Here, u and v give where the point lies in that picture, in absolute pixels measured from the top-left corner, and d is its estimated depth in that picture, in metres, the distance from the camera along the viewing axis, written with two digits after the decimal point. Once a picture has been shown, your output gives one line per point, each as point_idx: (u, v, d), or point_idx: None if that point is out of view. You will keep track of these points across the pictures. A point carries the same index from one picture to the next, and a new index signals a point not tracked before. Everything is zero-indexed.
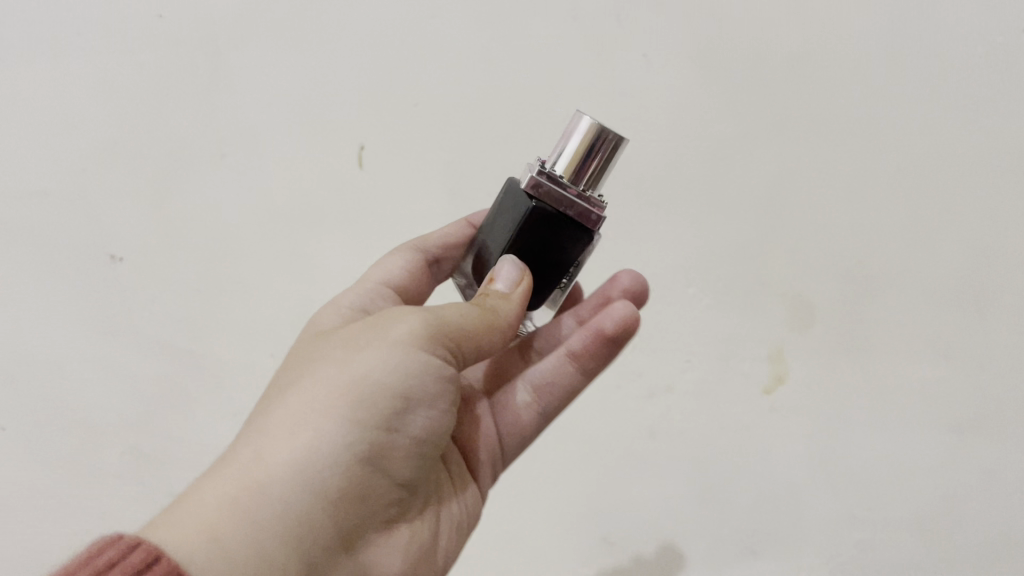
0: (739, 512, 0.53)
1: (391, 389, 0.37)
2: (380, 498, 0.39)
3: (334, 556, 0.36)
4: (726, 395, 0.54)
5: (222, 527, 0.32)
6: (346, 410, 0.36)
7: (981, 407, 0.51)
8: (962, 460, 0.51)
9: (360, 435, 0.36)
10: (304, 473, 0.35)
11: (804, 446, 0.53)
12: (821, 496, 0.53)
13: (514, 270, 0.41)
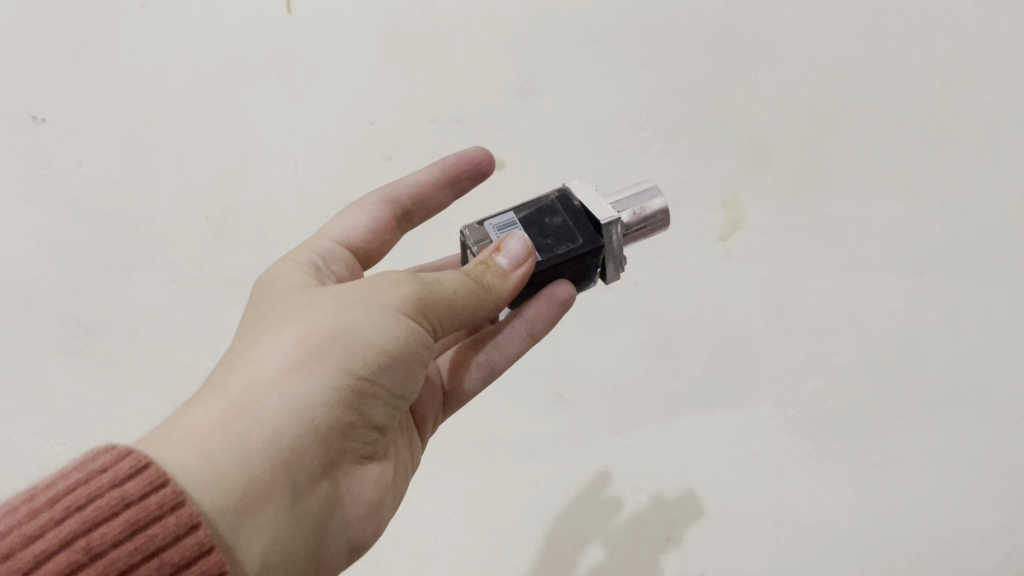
0: (694, 362, 0.52)
1: (380, 345, 0.29)
2: (362, 433, 0.31)
3: (319, 495, 0.30)
4: (676, 236, 0.53)
5: (227, 453, 0.26)
6: (333, 356, 0.29)
7: (911, 239, 0.51)
8: (921, 301, 0.51)
9: (344, 379, 0.29)
10: (287, 410, 0.28)
11: (756, 290, 0.52)
12: (776, 341, 0.51)
13: (518, 250, 0.33)
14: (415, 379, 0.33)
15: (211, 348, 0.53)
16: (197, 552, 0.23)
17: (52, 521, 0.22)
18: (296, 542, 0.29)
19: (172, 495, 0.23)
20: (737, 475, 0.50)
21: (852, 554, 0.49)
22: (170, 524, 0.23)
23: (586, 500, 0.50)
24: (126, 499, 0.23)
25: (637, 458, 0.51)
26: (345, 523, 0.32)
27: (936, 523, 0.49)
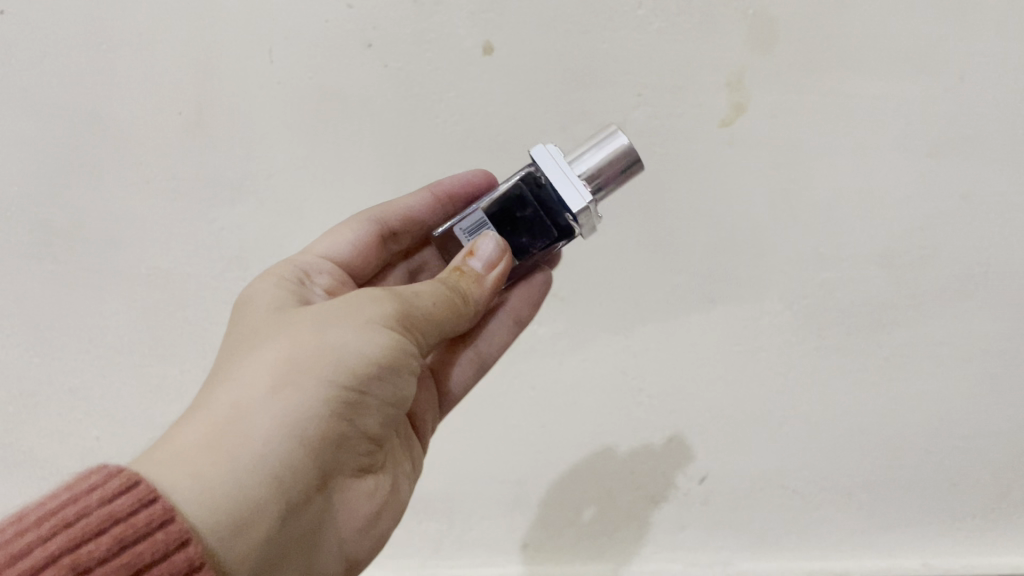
0: (697, 256, 0.50)
1: (366, 358, 0.31)
2: (351, 446, 0.33)
3: (307, 509, 0.31)
4: (678, 122, 0.49)
5: (222, 470, 0.27)
6: (320, 373, 0.30)
7: (937, 118, 0.47)
8: (940, 187, 0.47)
9: (332, 394, 0.30)
10: (276, 430, 0.29)
11: (763, 177, 0.49)
12: (784, 231, 0.49)
13: (492, 250, 0.37)
14: (403, 392, 0.34)
15: (207, 249, 0.52)
16: (186, 568, 0.24)
17: (41, 539, 0.23)
18: (285, 556, 0.30)
19: (159, 512, 0.24)
20: (737, 375, 0.51)
21: (851, 448, 0.50)
22: (159, 540, 0.24)
23: (588, 404, 0.52)
24: (113, 517, 0.24)
25: (637, 360, 0.52)
26: (332, 535, 0.33)
27: (935, 415, 0.50)
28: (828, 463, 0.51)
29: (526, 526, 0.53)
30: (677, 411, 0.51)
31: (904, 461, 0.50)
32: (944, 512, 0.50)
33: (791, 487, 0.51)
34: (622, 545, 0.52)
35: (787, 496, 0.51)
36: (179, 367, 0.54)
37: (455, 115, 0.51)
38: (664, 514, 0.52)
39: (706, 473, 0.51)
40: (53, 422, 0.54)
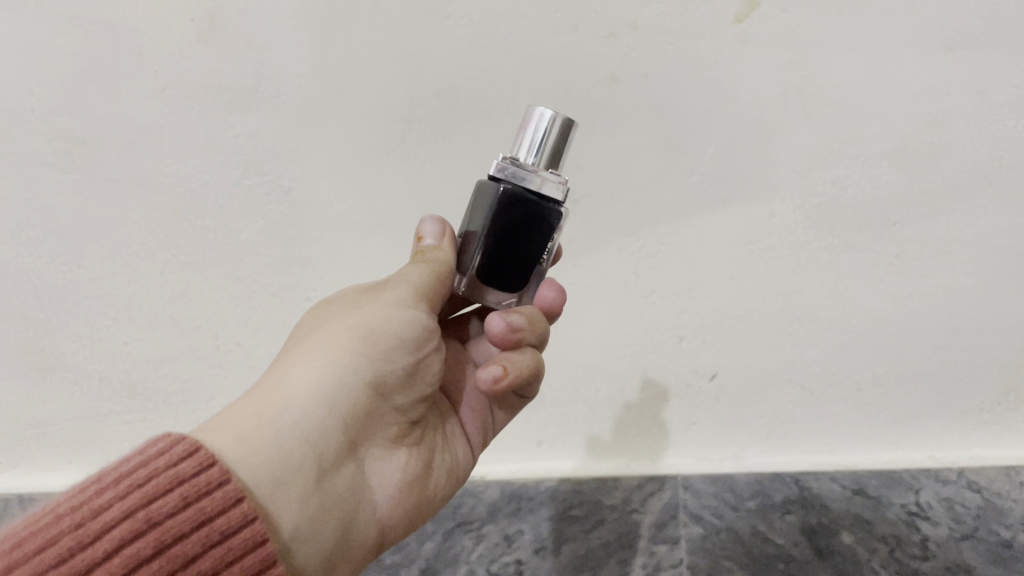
0: (709, 156, 0.50)
1: (384, 330, 0.36)
2: (384, 421, 0.37)
3: (342, 480, 0.35)
4: (690, 17, 0.48)
5: (257, 435, 0.32)
6: (347, 348, 0.35)
7: (948, 9, 0.46)
8: (953, 81, 0.47)
9: (358, 365, 0.35)
10: (307, 402, 0.34)
11: (776, 72, 0.48)
12: (795, 130, 0.49)
13: (436, 227, 0.39)
14: (430, 369, 0.39)
15: (225, 157, 0.53)
16: (244, 521, 0.28)
17: (119, 496, 0.27)
18: (328, 517, 0.34)
19: (218, 474, 0.29)
20: (747, 274, 0.51)
21: (860, 343, 0.51)
22: (219, 497, 0.28)
23: (600, 305, 0.53)
24: (179, 478, 0.28)
25: (649, 261, 0.52)
26: (372, 509, 0.37)
27: (942, 307, 0.50)
28: (837, 359, 0.52)
29: (539, 423, 0.56)
30: (688, 310, 0.52)
31: (912, 357, 0.51)
32: (953, 407, 0.51)
33: (800, 383, 0.52)
34: (634, 442, 0.55)
35: (795, 392, 0.52)
36: (201, 274, 0.55)
37: (465, 16, 0.49)
38: (675, 410, 0.54)
39: (717, 369, 0.53)
40: (80, 328, 0.56)
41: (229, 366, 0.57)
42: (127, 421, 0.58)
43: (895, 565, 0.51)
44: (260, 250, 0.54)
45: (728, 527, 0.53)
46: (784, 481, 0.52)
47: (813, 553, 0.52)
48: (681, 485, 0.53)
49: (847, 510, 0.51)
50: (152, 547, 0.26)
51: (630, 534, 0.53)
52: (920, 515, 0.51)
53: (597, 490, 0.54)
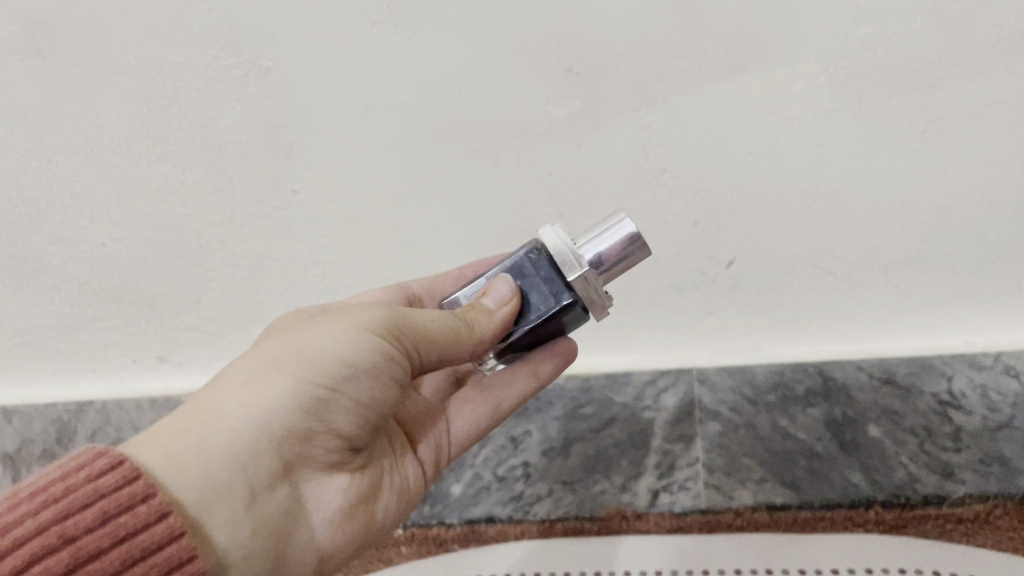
0: (724, 18, 0.45)
1: (342, 358, 0.35)
2: (329, 446, 0.36)
3: (277, 503, 0.35)
4: None
5: (192, 453, 0.32)
6: (298, 373, 0.34)
7: None
8: None
9: (307, 390, 0.34)
10: (254, 429, 0.33)
11: None
12: None
13: (506, 291, 0.36)
14: (387, 397, 0.37)
15: (196, 38, 0.48)
16: (168, 537, 0.29)
17: (33, 512, 0.28)
18: (258, 541, 0.34)
19: (141, 488, 0.30)
20: (767, 147, 0.47)
21: (889, 222, 0.47)
22: (141, 512, 0.29)
23: (610, 190, 0.49)
24: (99, 492, 0.29)
25: (660, 137, 0.47)
26: (309, 533, 0.37)
27: (980, 180, 0.46)
28: (864, 239, 0.48)
29: None
30: (704, 191, 0.48)
31: (947, 237, 0.47)
32: (990, 287, 0.47)
33: (826, 267, 0.48)
34: (648, 336, 0.53)
35: (819, 277, 0.49)
36: (178, 167, 0.51)
37: None
38: (688, 300, 0.51)
39: (735, 256, 0.49)
40: (55, 230, 0.53)
41: (213, 267, 0.53)
42: (111, 328, 0.55)
43: (926, 458, 0.47)
44: (240, 142, 0.50)
45: (746, 422, 0.50)
46: (807, 372, 0.50)
47: (837, 448, 0.48)
48: (697, 380, 0.51)
49: (876, 402, 0.48)
50: (65, 561, 0.28)
51: (641, 431, 0.51)
52: (952, 404, 0.48)
53: (606, 388, 0.53)
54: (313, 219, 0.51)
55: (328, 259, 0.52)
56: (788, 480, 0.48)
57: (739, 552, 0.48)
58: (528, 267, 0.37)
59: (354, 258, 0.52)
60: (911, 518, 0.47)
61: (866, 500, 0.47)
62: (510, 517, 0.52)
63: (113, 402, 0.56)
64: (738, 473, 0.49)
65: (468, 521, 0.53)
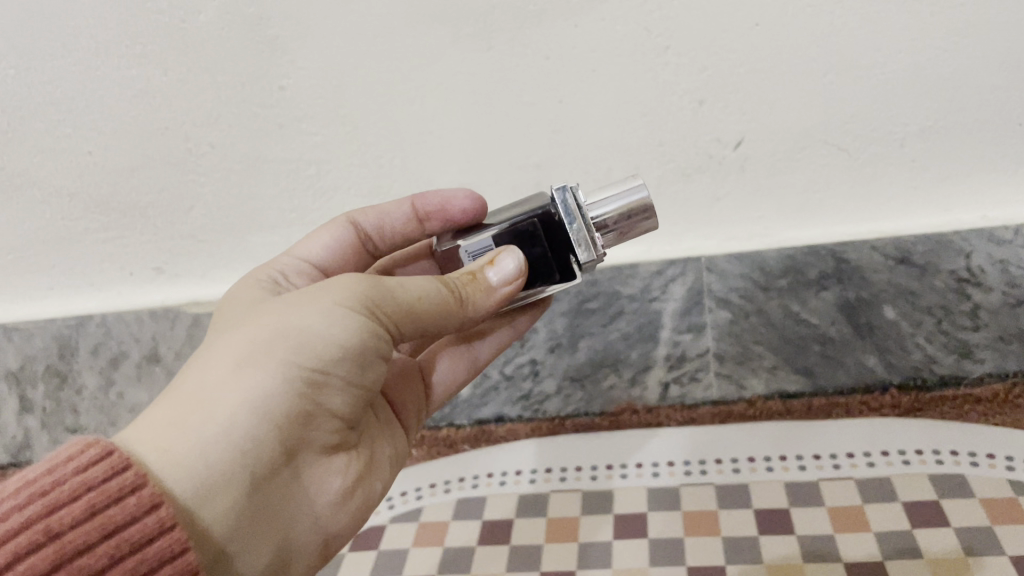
0: None
1: (337, 340, 0.32)
2: (324, 428, 0.34)
3: (277, 490, 0.32)
4: None
5: (186, 444, 0.29)
6: (289, 357, 0.31)
7: None
8: None
9: (302, 374, 0.31)
10: (251, 416, 0.30)
11: None
12: None
13: (511, 268, 0.35)
14: (376, 372, 0.35)
15: None
16: (158, 531, 0.27)
17: (16, 506, 0.25)
18: (260, 531, 0.32)
19: (131, 479, 0.27)
20: (778, 16, 0.42)
21: (907, 92, 0.44)
22: (131, 504, 0.26)
23: (610, 73, 0.45)
24: (87, 485, 0.26)
25: (662, 11, 0.43)
26: (312, 516, 0.34)
27: (1008, 41, 0.41)
28: (884, 114, 0.44)
29: None
30: (710, 69, 0.44)
31: (967, 105, 0.44)
32: (1011, 159, 0.45)
33: (838, 146, 0.46)
34: (658, 223, 0.50)
35: (833, 154, 0.46)
36: (145, 68, 0.47)
37: None
38: (695, 187, 0.48)
39: (743, 137, 0.46)
40: (33, 139, 0.50)
41: (205, 172, 0.51)
42: (106, 240, 0.54)
43: (942, 339, 0.47)
44: (207, 38, 0.46)
45: (758, 311, 0.49)
46: (820, 255, 0.48)
47: (852, 332, 0.48)
48: (705, 268, 0.49)
49: (890, 282, 0.47)
50: (50, 560, 0.25)
51: (650, 324, 0.51)
52: (971, 281, 0.46)
53: (612, 280, 0.51)
54: (304, 118, 0.48)
55: (321, 158, 0.50)
56: (801, 366, 0.49)
57: (748, 443, 0.50)
58: (540, 232, 0.36)
59: (347, 156, 0.50)
60: (926, 402, 0.48)
61: (881, 383, 0.48)
62: (520, 416, 0.54)
63: (113, 315, 0.55)
64: (750, 362, 0.50)
65: (477, 422, 0.54)
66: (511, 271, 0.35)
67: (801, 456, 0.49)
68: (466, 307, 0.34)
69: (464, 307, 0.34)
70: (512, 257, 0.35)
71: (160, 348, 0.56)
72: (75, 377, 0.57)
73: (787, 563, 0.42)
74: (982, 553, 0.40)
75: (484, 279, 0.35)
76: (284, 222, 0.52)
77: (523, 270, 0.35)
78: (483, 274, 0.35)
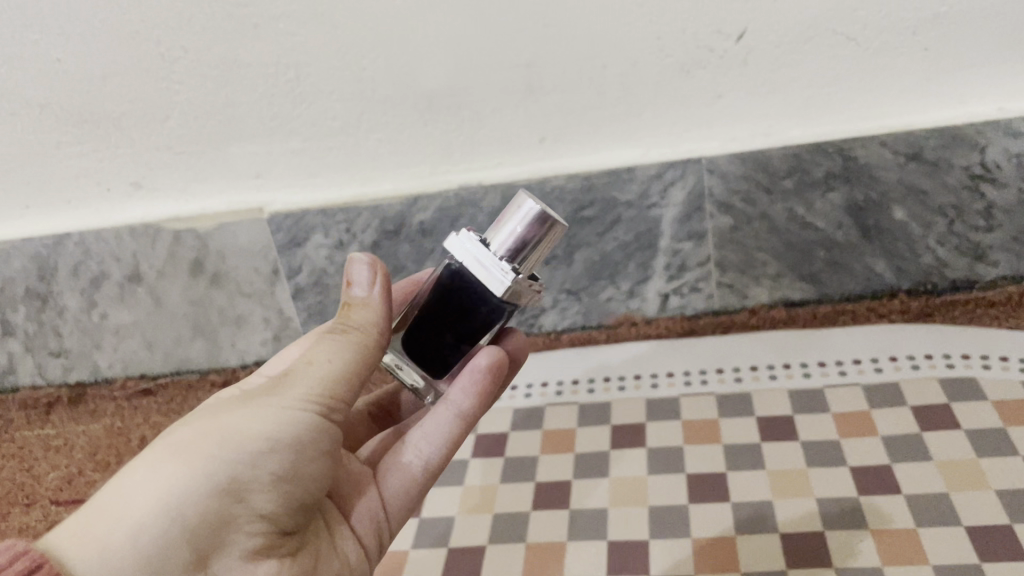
0: None
1: (259, 433, 0.30)
2: (252, 532, 0.30)
3: None
4: None
5: (94, 542, 0.27)
6: (210, 453, 0.29)
7: None
8: None
9: (218, 469, 0.29)
10: (164, 513, 0.28)
11: None
12: None
13: (367, 273, 0.33)
14: (316, 472, 0.31)
15: None
16: None
17: None
18: None
19: None
20: None
21: None
22: None
23: None
24: None
25: None
26: None
27: None
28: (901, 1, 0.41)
29: (542, 117, 0.47)
30: None
31: None
32: None
33: (842, 34, 0.42)
34: (656, 124, 0.46)
35: (841, 45, 0.42)
36: None
37: None
38: (694, 83, 0.45)
39: (746, 28, 0.42)
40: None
41: (179, 79, 0.48)
42: (82, 154, 0.51)
43: (954, 240, 0.46)
44: None
45: (761, 216, 0.47)
46: (826, 154, 0.45)
47: (859, 235, 0.46)
48: (706, 170, 0.46)
49: (899, 181, 0.45)
50: None
51: (651, 230, 0.49)
52: (985, 178, 0.44)
53: (609, 186, 0.48)
54: (281, 16, 0.45)
55: (299, 61, 0.46)
56: (807, 274, 0.48)
57: (754, 353, 0.49)
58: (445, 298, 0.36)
59: (327, 57, 0.46)
60: (938, 306, 0.47)
61: (889, 289, 0.47)
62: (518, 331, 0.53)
63: (90, 234, 0.53)
64: (754, 270, 0.48)
65: None
66: (364, 274, 0.33)
67: (806, 363, 0.47)
68: (356, 332, 0.32)
69: (351, 332, 0.32)
70: (354, 256, 0.34)
71: (143, 267, 0.54)
72: (56, 298, 0.56)
73: (789, 472, 0.40)
74: (995, 454, 0.39)
75: (352, 297, 0.33)
76: (265, 131, 0.49)
77: (374, 263, 0.34)
78: (351, 295, 0.33)
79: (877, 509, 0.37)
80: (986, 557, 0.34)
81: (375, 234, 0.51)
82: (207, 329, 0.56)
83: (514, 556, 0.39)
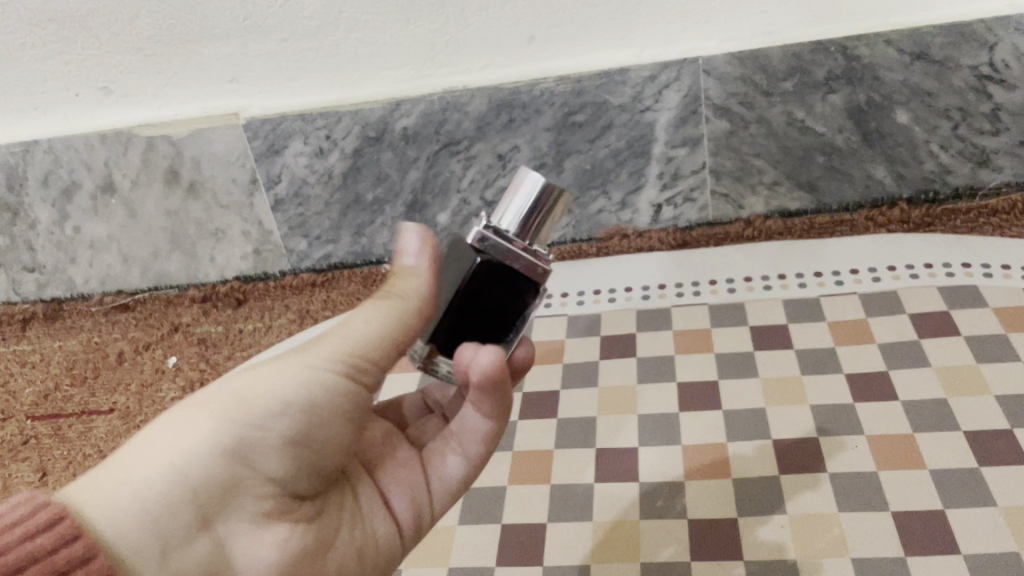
0: None
1: (273, 393, 0.28)
2: (261, 494, 0.28)
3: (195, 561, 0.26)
4: None
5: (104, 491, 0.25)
6: (223, 411, 0.27)
7: None
8: None
9: (233, 427, 0.27)
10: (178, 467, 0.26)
11: None
12: None
13: (417, 241, 0.30)
14: (328, 435, 0.30)
15: None
16: None
17: None
18: None
19: (80, 551, 0.23)
20: None
21: None
22: None
23: None
24: (35, 557, 0.23)
25: None
26: None
27: None
28: None
29: (530, 14, 0.44)
30: None
31: None
32: None
33: None
34: (650, 21, 0.44)
35: None
36: None
37: None
38: None
39: None
40: None
41: None
42: (46, 57, 0.48)
43: (958, 145, 0.44)
44: None
45: (758, 120, 0.45)
46: (829, 53, 0.43)
47: (859, 139, 0.45)
48: (702, 71, 0.44)
49: (903, 82, 0.43)
50: None
51: (644, 135, 0.47)
52: (993, 78, 0.42)
53: (600, 89, 0.45)
54: None
55: None
56: (805, 181, 0.47)
57: (747, 263, 0.47)
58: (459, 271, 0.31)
59: None
60: (938, 215, 0.46)
61: (890, 198, 0.46)
62: None
63: (60, 142, 0.51)
64: (749, 178, 0.47)
65: None
66: (416, 244, 0.30)
67: (802, 273, 0.45)
68: (394, 297, 0.29)
69: (394, 299, 0.29)
70: (409, 227, 0.30)
71: (116, 176, 0.52)
72: (27, 210, 0.54)
73: (783, 379, 0.39)
74: (996, 361, 0.38)
75: (401, 265, 0.29)
76: (238, 30, 0.46)
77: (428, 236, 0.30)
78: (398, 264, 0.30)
79: (875, 416, 0.36)
80: (985, 462, 0.33)
81: (356, 140, 0.49)
82: (185, 242, 0.55)
83: (501, 465, 0.38)
